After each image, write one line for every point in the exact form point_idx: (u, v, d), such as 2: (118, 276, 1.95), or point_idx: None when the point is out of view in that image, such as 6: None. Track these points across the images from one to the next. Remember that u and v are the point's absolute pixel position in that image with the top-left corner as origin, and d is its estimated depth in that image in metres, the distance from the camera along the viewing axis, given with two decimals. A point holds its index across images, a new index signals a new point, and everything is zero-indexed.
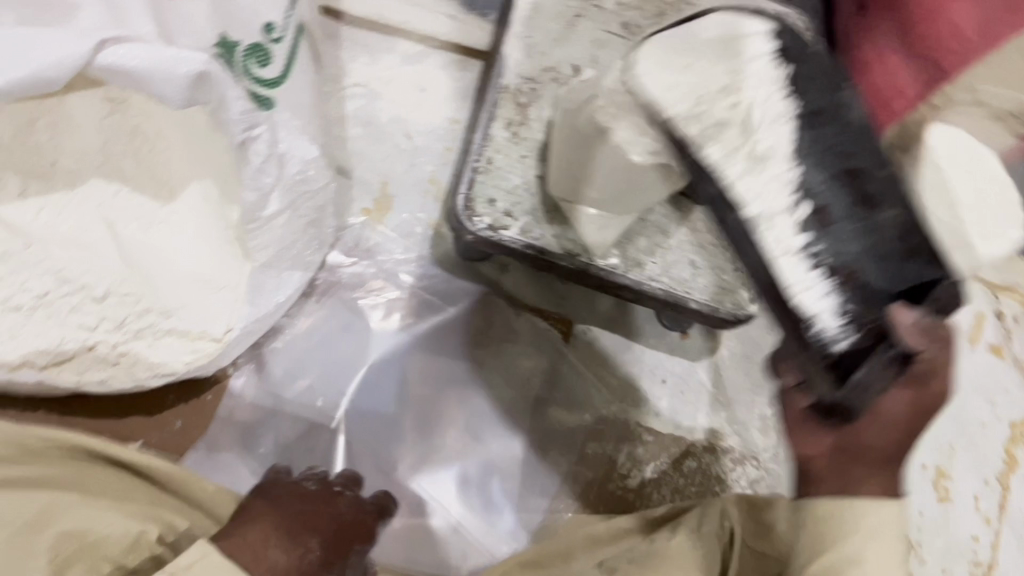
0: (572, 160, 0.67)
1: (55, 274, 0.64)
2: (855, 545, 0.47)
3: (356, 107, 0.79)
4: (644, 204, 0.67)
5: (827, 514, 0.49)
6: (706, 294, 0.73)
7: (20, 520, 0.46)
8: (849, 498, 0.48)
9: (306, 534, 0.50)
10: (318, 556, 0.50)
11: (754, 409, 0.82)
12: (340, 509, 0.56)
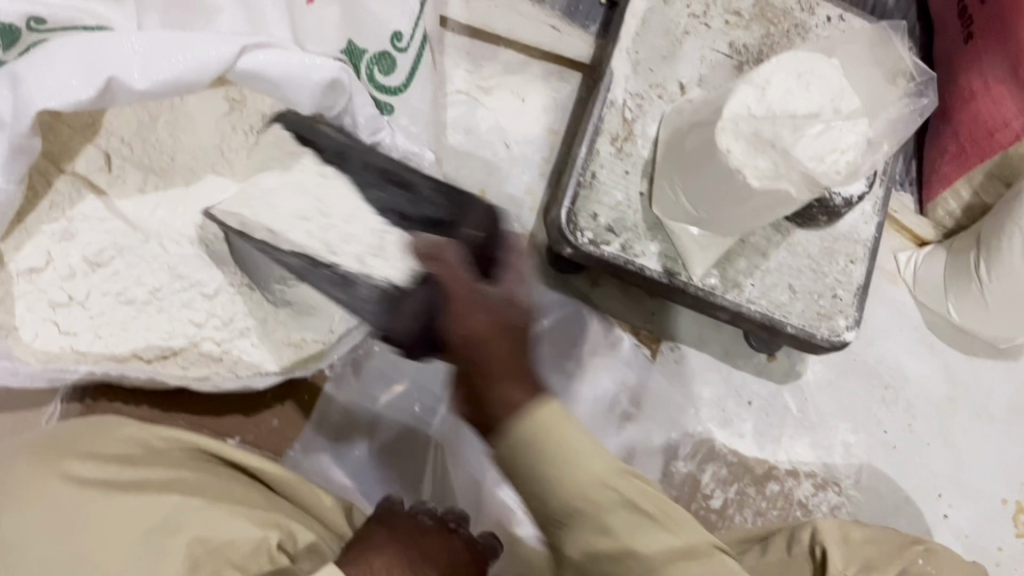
0: (682, 180, 0.68)
1: (168, 271, 0.64)
2: (571, 449, 0.46)
3: (457, 114, 0.79)
4: (751, 226, 0.67)
5: (521, 439, 0.45)
6: (804, 318, 0.73)
7: (147, 527, 0.46)
8: (515, 423, 0.45)
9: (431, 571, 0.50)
10: None
11: (838, 435, 0.81)
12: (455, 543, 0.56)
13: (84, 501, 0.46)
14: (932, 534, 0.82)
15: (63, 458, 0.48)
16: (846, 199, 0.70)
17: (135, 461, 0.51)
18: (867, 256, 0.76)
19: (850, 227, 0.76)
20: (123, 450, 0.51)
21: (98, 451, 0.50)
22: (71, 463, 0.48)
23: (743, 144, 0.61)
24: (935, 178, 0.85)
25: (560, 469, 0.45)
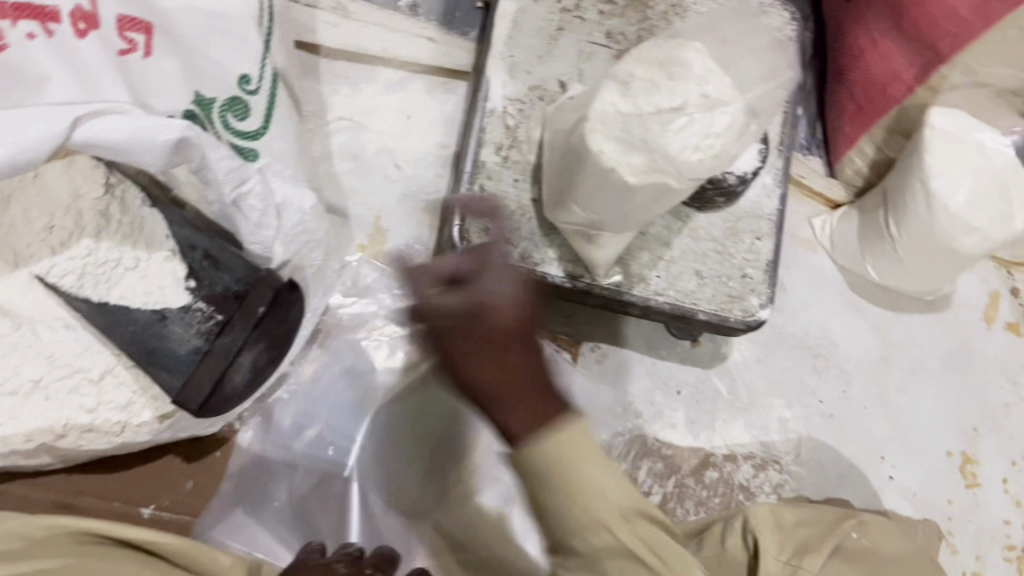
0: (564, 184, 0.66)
1: (47, 359, 0.62)
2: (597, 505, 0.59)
3: (342, 141, 0.77)
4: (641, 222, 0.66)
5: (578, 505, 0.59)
6: (715, 302, 0.72)
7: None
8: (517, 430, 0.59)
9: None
10: None
11: (772, 412, 0.80)
12: None
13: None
14: (881, 498, 0.81)
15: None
16: (739, 177, 0.70)
17: (15, 558, 0.49)
18: (773, 231, 0.75)
19: (751, 203, 0.75)
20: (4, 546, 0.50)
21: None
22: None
23: (615, 144, 0.60)
24: (839, 139, 0.84)
25: (573, 500, 0.59)
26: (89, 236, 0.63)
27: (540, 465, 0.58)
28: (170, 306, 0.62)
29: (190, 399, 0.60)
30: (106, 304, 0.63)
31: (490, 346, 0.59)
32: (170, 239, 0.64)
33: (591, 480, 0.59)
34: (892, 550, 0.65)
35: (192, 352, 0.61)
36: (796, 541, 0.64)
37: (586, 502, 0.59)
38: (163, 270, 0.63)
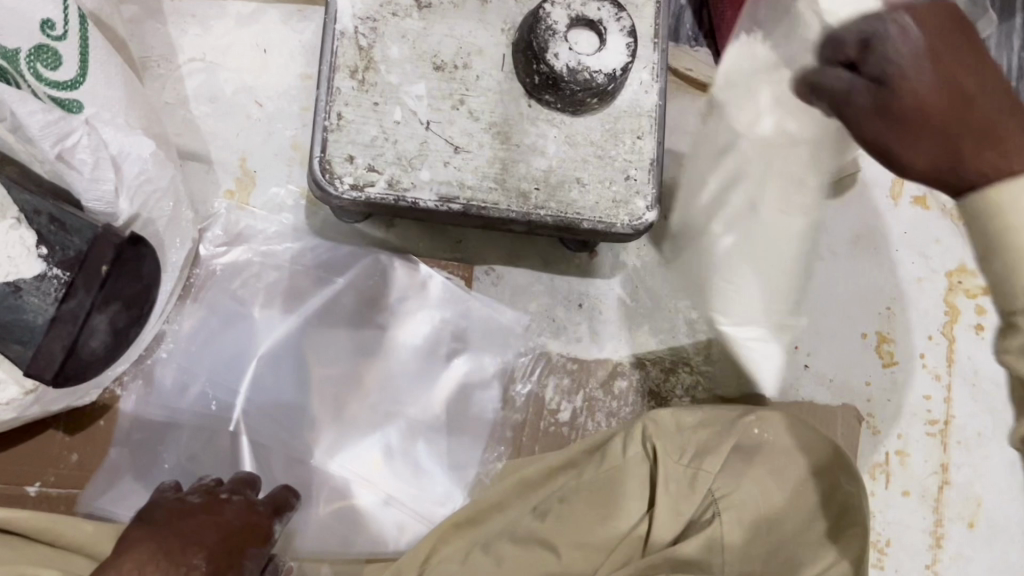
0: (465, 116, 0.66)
1: None
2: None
3: (197, 84, 0.73)
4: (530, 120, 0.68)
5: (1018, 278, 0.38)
6: (597, 209, 0.70)
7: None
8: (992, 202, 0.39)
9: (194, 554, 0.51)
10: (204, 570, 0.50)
11: (679, 315, 0.78)
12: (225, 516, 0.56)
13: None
14: (796, 388, 0.80)
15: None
16: (608, 76, 0.67)
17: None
18: (655, 127, 0.71)
19: (630, 100, 0.71)
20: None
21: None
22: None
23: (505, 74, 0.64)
24: (723, 26, 0.80)
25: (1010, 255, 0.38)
26: None
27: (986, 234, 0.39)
28: (24, 277, 0.58)
29: (43, 369, 0.57)
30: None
31: (930, 138, 0.42)
32: (12, 205, 0.60)
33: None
34: (788, 445, 0.62)
35: (48, 321, 0.58)
36: (696, 442, 0.63)
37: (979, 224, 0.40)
38: (9, 241, 0.59)
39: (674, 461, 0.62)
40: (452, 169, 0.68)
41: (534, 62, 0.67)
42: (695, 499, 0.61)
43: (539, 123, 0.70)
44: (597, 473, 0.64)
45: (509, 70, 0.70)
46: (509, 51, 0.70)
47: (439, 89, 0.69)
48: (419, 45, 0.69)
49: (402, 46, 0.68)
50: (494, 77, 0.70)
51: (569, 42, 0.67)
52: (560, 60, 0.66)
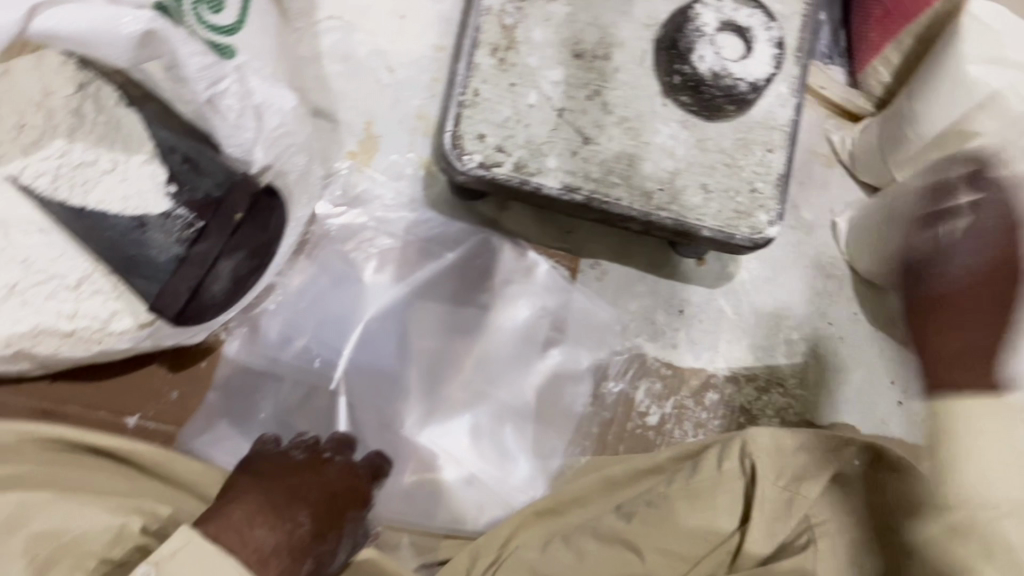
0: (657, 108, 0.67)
1: (22, 263, 0.61)
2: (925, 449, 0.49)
3: (333, 42, 0.73)
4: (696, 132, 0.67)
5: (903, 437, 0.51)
6: (721, 218, 0.68)
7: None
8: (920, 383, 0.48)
9: (307, 509, 0.52)
10: (309, 529, 0.51)
11: (778, 334, 0.77)
12: (329, 475, 0.56)
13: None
14: (889, 424, 0.78)
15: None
16: (751, 84, 0.66)
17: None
18: (787, 142, 0.70)
19: (765, 112, 0.70)
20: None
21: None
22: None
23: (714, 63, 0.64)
24: (864, 47, 0.78)
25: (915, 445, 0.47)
26: (62, 136, 0.60)
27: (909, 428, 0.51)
28: (151, 213, 0.59)
29: (167, 307, 0.58)
30: (84, 209, 0.60)
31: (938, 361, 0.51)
32: (149, 140, 0.61)
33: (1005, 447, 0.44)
34: None
35: (170, 258, 0.59)
36: (790, 467, 0.62)
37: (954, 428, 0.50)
38: (142, 175, 0.60)
39: (770, 480, 0.61)
40: (579, 159, 0.67)
41: (677, 61, 0.66)
42: (789, 523, 0.60)
43: (672, 124, 0.69)
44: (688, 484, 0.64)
45: (649, 66, 0.69)
46: (652, 48, 0.69)
47: (576, 77, 0.68)
48: (562, 31, 0.68)
49: (545, 30, 0.68)
50: (633, 72, 0.69)
51: (716, 45, 0.65)
52: (705, 62, 0.65)
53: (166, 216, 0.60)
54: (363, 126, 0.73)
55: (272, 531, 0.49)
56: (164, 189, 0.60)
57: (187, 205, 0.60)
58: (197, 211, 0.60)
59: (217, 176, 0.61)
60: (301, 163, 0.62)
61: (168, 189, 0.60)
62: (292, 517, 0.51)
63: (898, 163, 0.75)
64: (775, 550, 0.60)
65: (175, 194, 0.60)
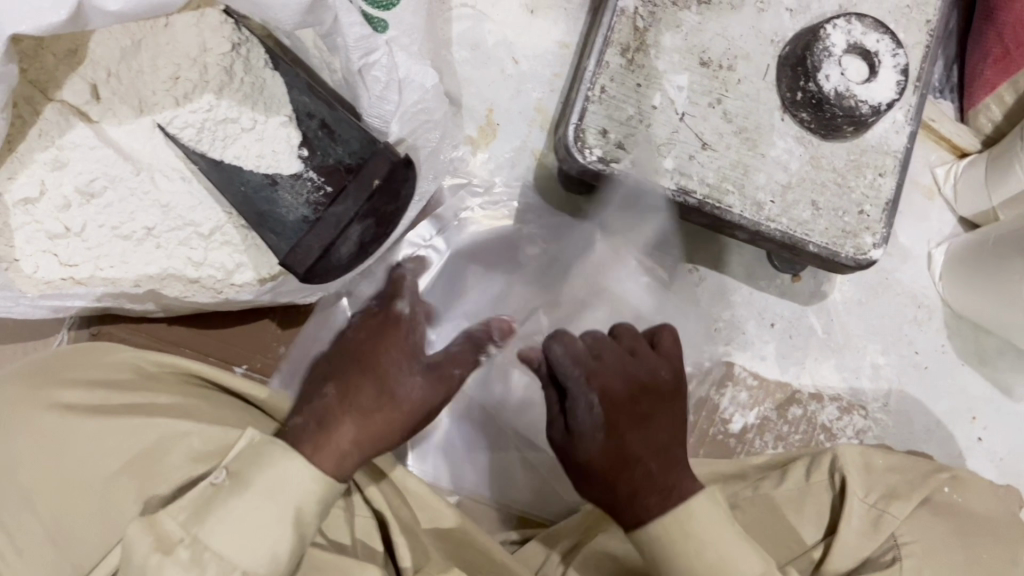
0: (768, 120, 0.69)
1: (162, 207, 0.63)
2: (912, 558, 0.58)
3: (463, 29, 0.75)
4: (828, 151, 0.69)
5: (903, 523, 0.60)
6: (827, 236, 0.70)
7: (136, 456, 0.47)
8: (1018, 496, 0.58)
9: (389, 378, 0.48)
10: (336, 395, 0.48)
11: (865, 357, 0.78)
12: (352, 331, 0.52)
13: (77, 426, 0.46)
14: (965, 457, 0.78)
15: (49, 386, 0.48)
16: (873, 108, 0.66)
17: (128, 387, 0.50)
18: (899, 168, 0.71)
19: (879, 137, 0.71)
20: (115, 375, 0.50)
21: (92, 375, 0.50)
22: (69, 391, 0.48)
23: (838, 81, 0.66)
24: (977, 84, 0.79)
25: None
26: (211, 91, 0.62)
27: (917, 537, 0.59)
28: (282, 173, 0.63)
29: (298, 263, 0.60)
30: (222, 162, 0.63)
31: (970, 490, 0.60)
32: (288, 103, 0.64)
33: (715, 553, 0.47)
34: (980, 510, 0.63)
35: (299, 220, 0.63)
36: (881, 484, 0.63)
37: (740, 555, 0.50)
38: (279, 135, 0.63)
39: (859, 498, 0.61)
40: (696, 163, 0.69)
41: (802, 78, 0.68)
42: (878, 539, 0.59)
43: (788, 138, 0.70)
44: (771, 493, 0.64)
45: (772, 80, 0.70)
46: (776, 63, 0.70)
47: (700, 84, 0.70)
48: (691, 38, 0.70)
49: (675, 36, 0.70)
50: (755, 85, 0.70)
51: (842, 66, 0.66)
52: (830, 82, 0.66)
53: (297, 178, 0.63)
54: (481, 111, 0.75)
55: (361, 422, 0.47)
56: (296, 152, 0.64)
57: (318, 169, 0.64)
58: (326, 177, 0.63)
59: (349, 143, 0.64)
60: (433, 140, 0.66)
61: (298, 150, 0.64)
62: (367, 395, 0.48)
63: (1007, 205, 0.75)
64: (858, 564, 0.59)
65: (306, 157, 0.64)
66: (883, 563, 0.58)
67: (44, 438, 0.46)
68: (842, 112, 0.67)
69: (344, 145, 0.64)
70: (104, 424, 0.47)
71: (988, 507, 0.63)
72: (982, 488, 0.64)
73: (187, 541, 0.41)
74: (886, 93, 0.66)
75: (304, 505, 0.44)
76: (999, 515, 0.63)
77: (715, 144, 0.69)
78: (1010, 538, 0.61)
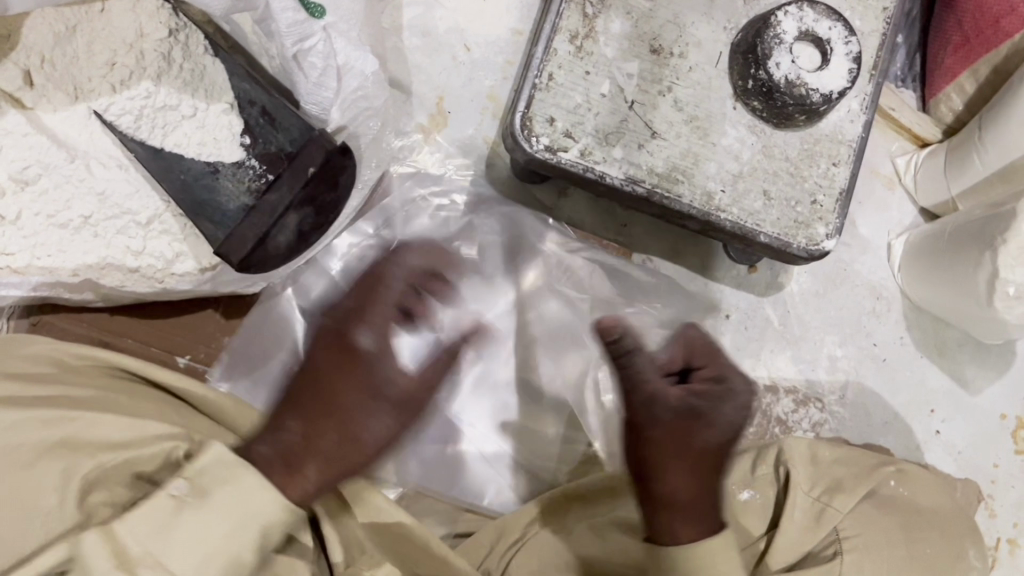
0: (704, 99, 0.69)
1: (97, 196, 0.62)
2: (852, 557, 0.57)
3: (414, 15, 0.74)
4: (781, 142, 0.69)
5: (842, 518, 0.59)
6: (779, 226, 0.69)
7: (54, 444, 0.46)
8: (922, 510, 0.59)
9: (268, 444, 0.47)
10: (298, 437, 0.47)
11: (822, 349, 0.78)
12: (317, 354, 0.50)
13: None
14: (923, 450, 0.78)
15: None
16: (824, 96, 0.65)
17: (47, 381, 0.49)
18: (853, 157, 0.70)
19: (834, 125, 0.70)
20: (34, 368, 0.50)
21: (11, 369, 0.49)
22: None
23: (788, 68, 0.65)
24: (938, 72, 0.78)
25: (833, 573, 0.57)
26: (149, 78, 0.61)
27: (854, 532, 0.58)
28: (223, 161, 0.62)
29: (233, 252, 0.60)
30: (161, 151, 0.62)
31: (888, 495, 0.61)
32: (229, 90, 0.63)
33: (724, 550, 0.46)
34: (926, 504, 0.62)
35: (240, 207, 0.62)
36: (827, 478, 0.62)
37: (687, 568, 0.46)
38: (218, 122, 0.62)
39: (803, 491, 0.61)
40: (645, 153, 0.68)
41: (752, 66, 0.67)
42: (820, 534, 0.59)
43: (740, 127, 0.69)
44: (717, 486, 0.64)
45: (723, 68, 0.69)
46: (728, 51, 0.69)
47: (650, 71, 0.68)
48: (642, 25, 0.69)
49: (625, 22, 0.69)
50: (706, 73, 0.69)
51: (793, 54, 0.66)
52: (780, 69, 0.65)
53: (237, 165, 0.62)
54: (431, 99, 0.74)
55: (324, 463, 0.47)
56: (236, 139, 0.62)
57: (258, 156, 0.62)
58: (266, 164, 0.62)
59: (289, 129, 0.62)
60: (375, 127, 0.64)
61: (237, 136, 0.62)
62: (327, 436, 0.47)
63: (967, 196, 0.74)
64: (799, 558, 0.58)
65: (245, 144, 0.63)
66: (825, 558, 0.58)
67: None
68: (793, 100, 0.66)
69: (284, 131, 0.63)
70: (20, 415, 0.46)
71: (934, 501, 0.62)
72: (930, 482, 0.64)
73: (146, 558, 0.39)
74: (835, 82, 0.65)
75: (271, 521, 0.43)
76: (945, 509, 0.62)
77: (663, 130, 0.68)
78: (953, 533, 0.60)
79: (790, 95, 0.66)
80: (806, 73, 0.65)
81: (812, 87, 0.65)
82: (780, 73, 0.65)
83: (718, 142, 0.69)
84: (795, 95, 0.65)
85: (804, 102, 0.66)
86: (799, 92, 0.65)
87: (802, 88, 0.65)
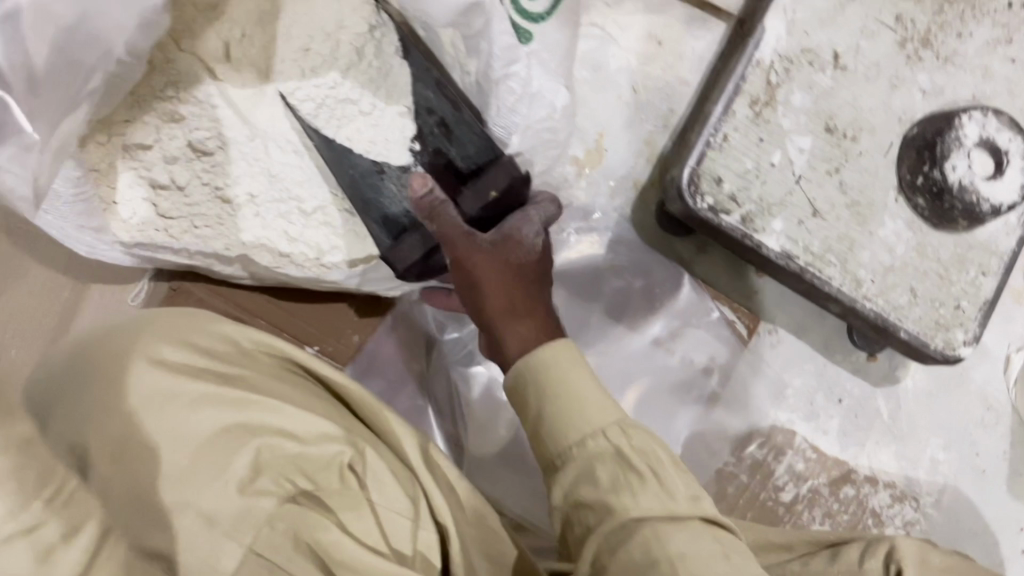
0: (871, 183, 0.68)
1: (269, 176, 0.62)
2: None
3: (588, 49, 0.74)
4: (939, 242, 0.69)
5: None
6: (920, 324, 0.69)
7: (231, 422, 0.46)
8: None
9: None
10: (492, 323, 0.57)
11: (925, 449, 0.77)
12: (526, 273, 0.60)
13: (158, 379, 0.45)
14: (1007, 567, 0.77)
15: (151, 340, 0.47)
16: (993, 207, 0.68)
17: (222, 357, 0.49)
18: (1002, 268, 0.69)
19: (988, 237, 0.69)
20: (210, 344, 0.49)
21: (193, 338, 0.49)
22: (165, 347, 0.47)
23: (964, 168, 0.67)
24: None
25: None
26: (337, 70, 0.61)
27: None
28: (391, 163, 0.62)
29: (399, 260, 0.60)
30: (333, 141, 0.62)
31: None
32: (410, 94, 0.62)
33: (594, 402, 0.48)
34: None
35: (402, 212, 0.61)
36: None
37: (642, 496, 0.44)
38: (396, 125, 0.62)
39: None
40: (804, 230, 0.68)
41: (926, 163, 0.68)
42: None
43: (898, 221, 0.68)
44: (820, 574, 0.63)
45: (893, 159, 0.68)
46: (900, 142, 0.68)
47: (823, 150, 0.68)
48: (822, 102, 0.68)
49: (805, 96, 0.68)
50: (876, 160, 0.68)
51: (969, 158, 0.68)
52: (956, 172, 0.67)
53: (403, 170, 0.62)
54: (590, 134, 0.74)
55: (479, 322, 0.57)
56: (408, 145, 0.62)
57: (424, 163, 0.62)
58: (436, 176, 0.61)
59: (466, 144, 0.61)
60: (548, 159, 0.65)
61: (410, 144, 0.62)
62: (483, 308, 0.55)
63: None
64: None
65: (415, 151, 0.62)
66: None
67: (143, 392, 0.45)
68: (963, 203, 0.68)
69: (459, 144, 0.61)
70: (200, 389, 0.46)
71: None
72: None
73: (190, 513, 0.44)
74: (1003, 194, 0.68)
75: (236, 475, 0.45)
76: None
77: (824, 210, 0.68)
78: None
79: (959, 200, 0.68)
80: (981, 181, 0.67)
81: (986, 196, 0.68)
82: (959, 172, 0.67)
83: (877, 232, 0.68)
84: (967, 201, 0.68)
85: (972, 211, 0.68)
86: (972, 197, 0.68)
87: (972, 195, 0.67)
